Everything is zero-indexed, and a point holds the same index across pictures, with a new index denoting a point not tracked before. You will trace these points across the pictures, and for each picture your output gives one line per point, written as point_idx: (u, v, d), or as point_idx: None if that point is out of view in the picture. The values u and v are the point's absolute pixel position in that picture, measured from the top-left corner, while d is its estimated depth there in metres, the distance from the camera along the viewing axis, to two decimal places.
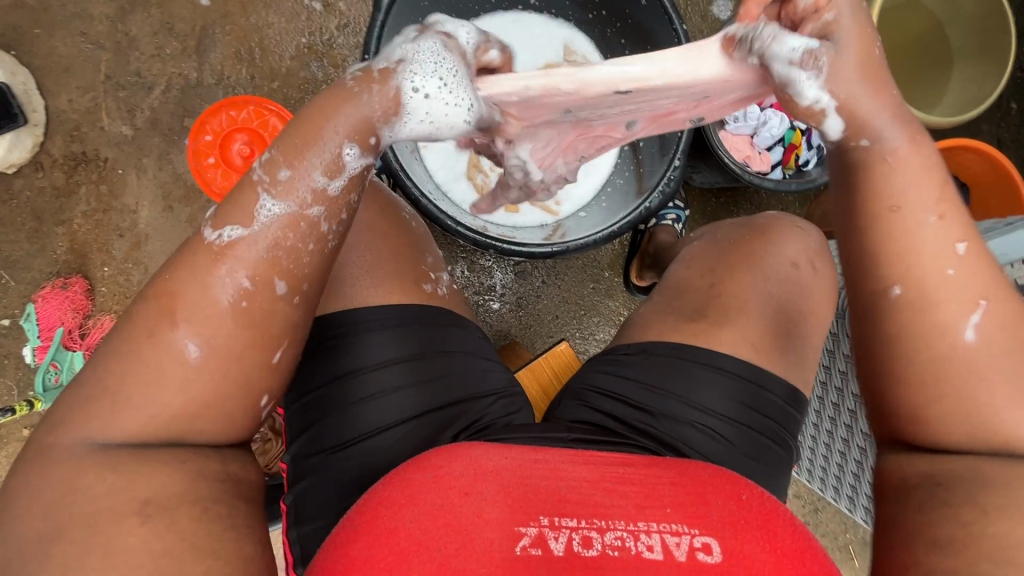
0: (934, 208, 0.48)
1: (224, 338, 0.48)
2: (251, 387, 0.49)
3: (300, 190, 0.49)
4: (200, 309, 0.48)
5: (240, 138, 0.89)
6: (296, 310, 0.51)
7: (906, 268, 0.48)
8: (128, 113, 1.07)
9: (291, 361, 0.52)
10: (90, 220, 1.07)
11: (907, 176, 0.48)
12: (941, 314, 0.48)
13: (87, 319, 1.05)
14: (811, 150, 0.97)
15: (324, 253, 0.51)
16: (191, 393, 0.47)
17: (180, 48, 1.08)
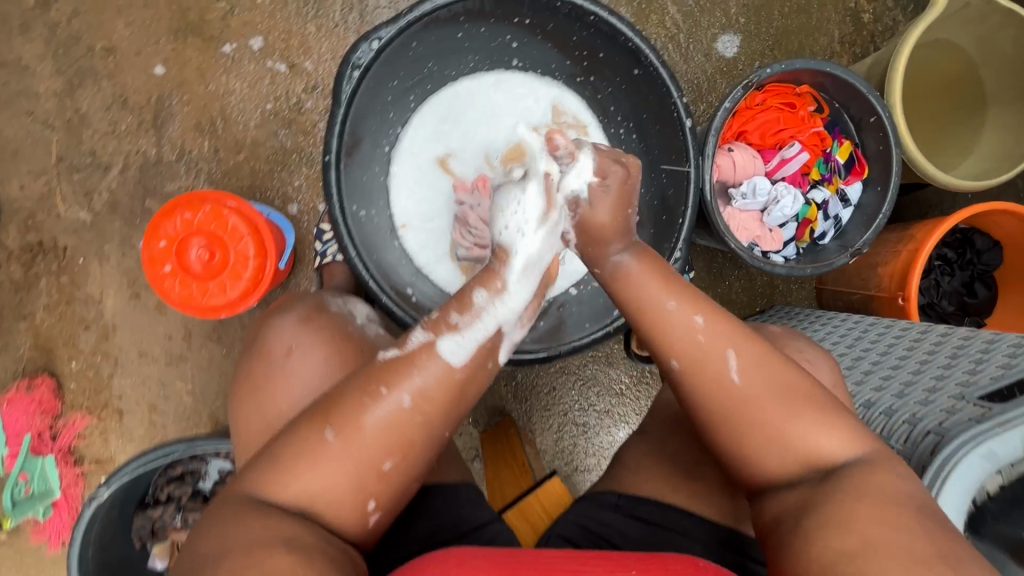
0: (690, 307, 0.60)
1: (363, 442, 0.54)
2: (361, 491, 0.54)
3: (442, 329, 0.58)
4: (350, 416, 0.54)
5: (197, 243, 0.81)
6: (418, 427, 0.55)
7: (676, 346, 0.60)
8: (85, 197, 0.99)
9: (399, 471, 0.55)
10: (53, 313, 1.00)
11: (650, 285, 0.63)
12: (709, 370, 0.58)
13: (58, 418, 1.01)
14: (827, 221, 0.89)
15: (454, 383, 0.57)
16: (328, 474, 0.53)
17: (136, 122, 0.99)
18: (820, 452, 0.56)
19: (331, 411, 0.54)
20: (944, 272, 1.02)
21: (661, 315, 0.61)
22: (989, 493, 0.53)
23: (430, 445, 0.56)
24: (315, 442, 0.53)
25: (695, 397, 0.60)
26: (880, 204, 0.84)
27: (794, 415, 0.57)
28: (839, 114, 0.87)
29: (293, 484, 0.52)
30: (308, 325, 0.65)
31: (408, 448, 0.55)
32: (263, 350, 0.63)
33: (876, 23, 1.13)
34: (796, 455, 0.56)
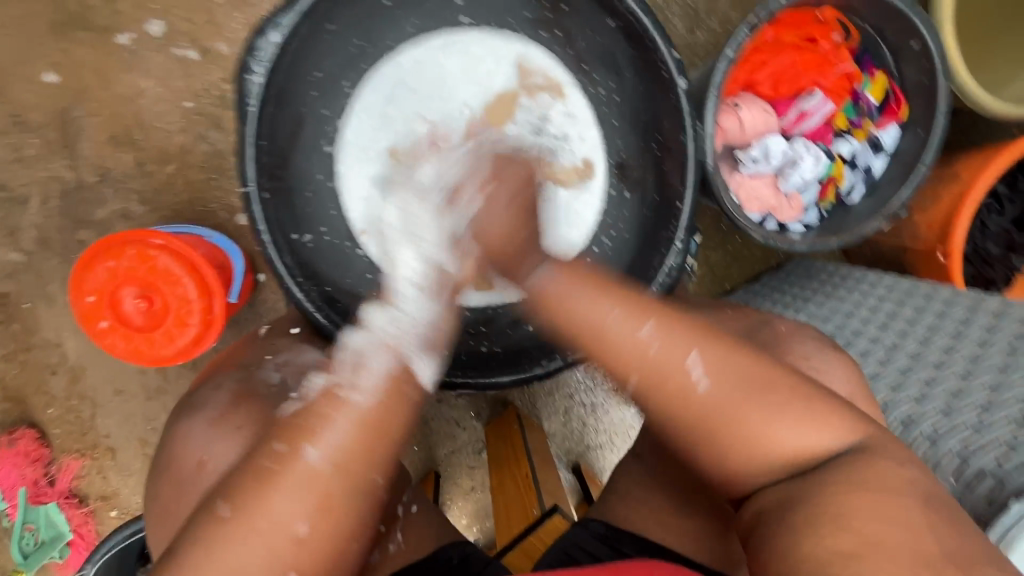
0: (641, 320, 0.55)
1: (266, 515, 0.46)
2: (279, 562, 0.46)
3: (334, 364, 0.56)
4: (249, 496, 0.47)
5: (130, 292, 0.72)
6: (336, 483, 0.49)
7: (621, 348, 0.55)
8: (11, 237, 0.89)
9: (321, 529, 0.47)
10: (15, 362, 0.95)
11: (582, 307, 0.58)
12: (673, 385, 0.51)
13: (50, 466, 0.99)
14: (856, 174, 0.74)
15: (370, 429, 0.52)
16: (230, 559, 0.45)
17: (43, 144, 0.86)
18: (800, 451, 0.47)
19: (231, 489, 0.48)
20: (992, 210, 0.88)
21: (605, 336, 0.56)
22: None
23: (358, 496, 0.50)
24: (212, 526, 0.47)
25: (663, 414, 0.52)
26: (921, 151, 0.69)
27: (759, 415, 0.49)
28: (871, 38, 0.70)
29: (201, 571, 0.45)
30: (219, 426, 0.57)
31: (326, 505, 0.48)
32: (179, 458, 0.57)
33: None
34: (791, 449, 0.48)
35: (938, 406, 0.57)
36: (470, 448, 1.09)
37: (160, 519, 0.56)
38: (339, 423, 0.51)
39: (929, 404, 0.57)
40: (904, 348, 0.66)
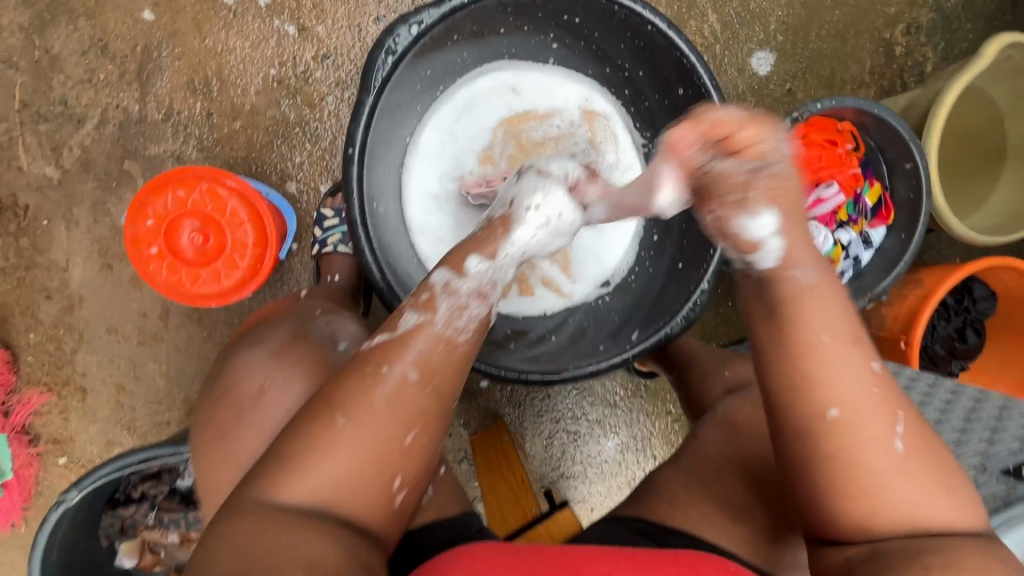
0: (852, 342, 0.48)
1: (376, 421, 0.49)
2: (383, 470, 0.49)
3: (431, 311, 0.55)
4: (355, 395, 0.50)
5: (190, 224, 0.73)
6: (431, 397, 0.52)
7: (836, 391, 0.47)
8: (53, 151, 0.88)
9: (422, 443, 0.51)
10: (11, 278, 0.91)
11: (823, 313, 0.48)
12: (863, 441, 0.46)
13: (11, 394, 0.92)
14: (848, 261, 0.87)
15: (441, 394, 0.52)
16: (348, 458, 0.49)
17: (117, 73, 0.88)
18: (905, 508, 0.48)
19: (335, 397, 0.50)
20: (940, 317, 1.05)
21: (783, 283, 0.50)
22: None
23: (445, 412, 0.53)
24: (324, 430, 0.49)
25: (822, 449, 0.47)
26: (902, 251, 0.85)
27: (882, 397, 0.47)
28: (874, 154, 0.86)
29: (303, 476, 0.47)
30: (281, 359, 0.64)
31: (425, 418, 0.51)
32: (238, 382, 0.63)
33: (906, 57, 1.12)
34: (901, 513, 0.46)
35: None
36: (451, 456, 1.10)
37: (220, 449, 0.61)
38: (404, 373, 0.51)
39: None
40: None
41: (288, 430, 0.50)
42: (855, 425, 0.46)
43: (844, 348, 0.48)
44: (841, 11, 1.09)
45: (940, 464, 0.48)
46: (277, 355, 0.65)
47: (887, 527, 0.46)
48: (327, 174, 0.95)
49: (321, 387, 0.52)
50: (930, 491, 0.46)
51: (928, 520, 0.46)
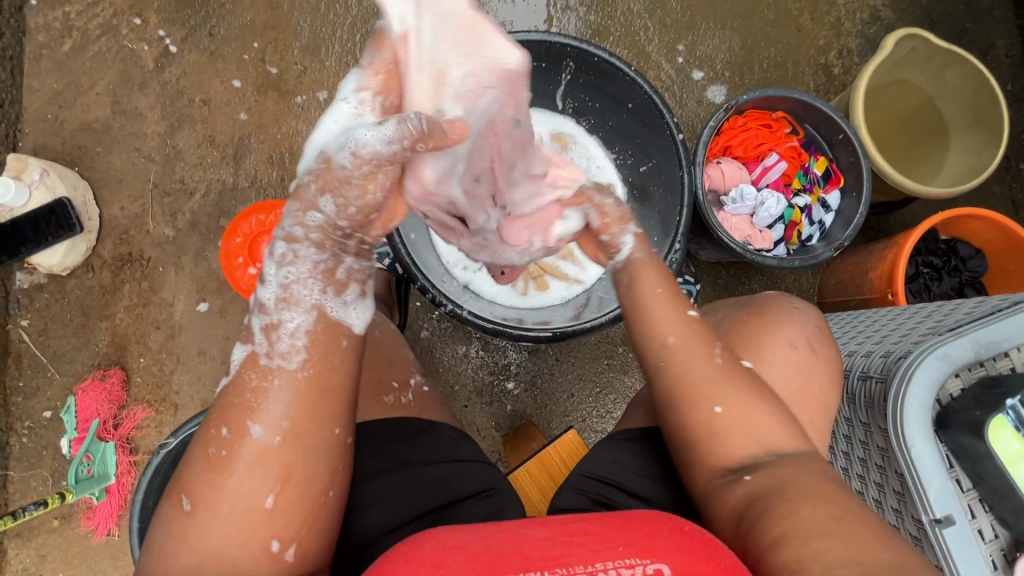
0: (675, 291, 0.63)
1: (228, 497, 0.51)
2: (255, 536, 0.52)
3: (274, 335, 0.54)
4: (202, 481, 0.52)
5: (267, 240, 0.97)
6: (289, 450, 0.53)
7: (669, 327, 0.62)
8: (171, 216, 1.18)
9: (287, 498, 0.53)
10: (131, 314, 1.15)
11: (647, 272, 0.64)
12: (698, 360, 0.61)
13: (121, 409, 1.11)
14: (812, 226, 1.00)
15: (301, 385, 0.54)
16: (232, 533, 0.51)
17: (220, 156, 1.20)
18: (766, 440, 0.59)
19: (184, 483, 0.53)
20: (932, 279, 1.08)
21: (631, 265, 0.65)
22: (953, 393, 0.56)
23: (311, 460, 0.53)
24: (180, 518, 0.52)
25: (667, 392, 0.62)
26: (857, 207, 0.96)
27: (702, 329, 0.62)
28: (812, 134, 1.01)
29: (179, 558, 0.51)
30: None
31: (287, 477, 0.53)
32: None
33: (845, 75, 1.33)
34: (754, 438, 0.59)
35: (879, 353, 0.66)
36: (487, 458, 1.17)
37: None
38: (256, 435, 0.52)
39: (874, 355, 0.66)
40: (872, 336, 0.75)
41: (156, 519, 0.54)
42: (689, 348, 0.61)
43: (669, 295, 0.63)
44: (777, 47, 1.33)
45: (765, 387, 0.61)
46: None
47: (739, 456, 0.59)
48: None
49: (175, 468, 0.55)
50: (764, 406, 0.60)
51: (776, 440, 0.59)
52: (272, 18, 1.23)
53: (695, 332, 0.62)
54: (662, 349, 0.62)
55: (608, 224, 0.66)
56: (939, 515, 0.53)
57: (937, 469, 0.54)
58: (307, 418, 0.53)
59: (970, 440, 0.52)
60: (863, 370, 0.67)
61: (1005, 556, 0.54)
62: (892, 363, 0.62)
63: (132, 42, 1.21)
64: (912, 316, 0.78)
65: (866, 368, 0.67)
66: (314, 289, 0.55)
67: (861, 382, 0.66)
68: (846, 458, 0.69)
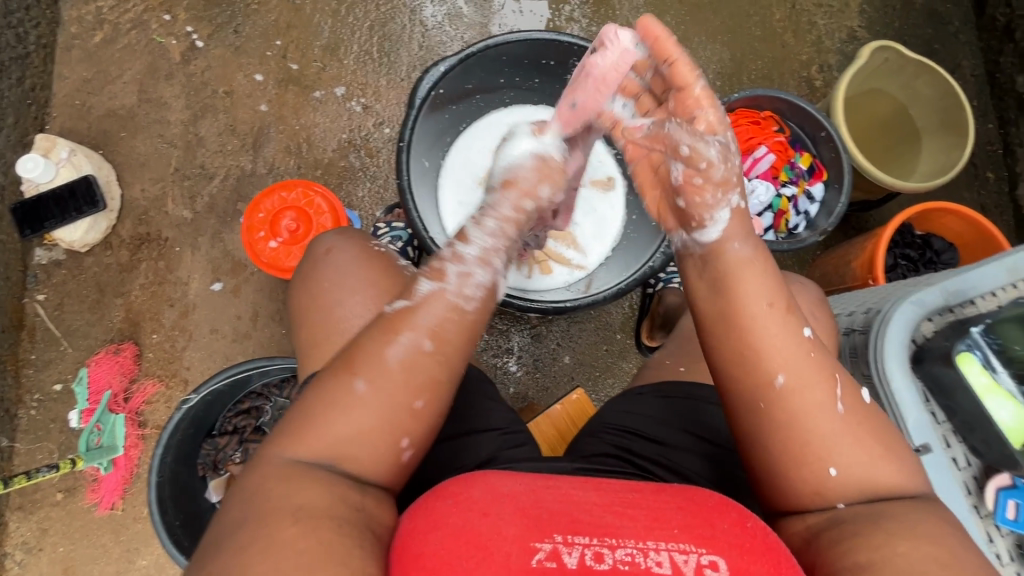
0: (782, 307, 0.59)
1: (387, 382, 0.56)
2: (395, 428, 0.56)
3: (446, 276, 0.60)
4: (373, 357, 0.56)
5: (289, 216, 1.02)
6: (439, 365, 0.57)
7: (776, 352, 0.58)
8: (190, 199, 1.22)
9: (432, 409, 0.57)
10: (147, 291, 1.18)
11: (753, 282, 0.61)
12: (808, 397, 0.56)
13: (132, 383, 1.13)
14: (799, 216, 1.08)
15: (466, 322, 0.59)
16: (366, 418, 0.55)
17: (240, 144, 1.26)
18: (879, 484, 0.54)
19: (357, 361, 0.56)
20: (910, 270, 1.16)
21: (725, 258, 0.63)
22: (927, 335, 0.62)
23: (455, 380, 0.59)
24: (343, 395, 0.55)
25: (769, 428, 0.57)
26: (839, 198, 1.04)
27: (818, 358, 0.58)
28: (797, 133, 1.10)
29: (327, 430, 0.54)
30: (343, 236, 0.71)
31: (433, 389, 0.57)
32: (310, 250, 0.70)
33: (826, 88, 1.44)
34: (862, 481, 0.54)
35: (861, 310, 0.73)
36: None
37: (299, 298, 0.67)
38: (401, 346, 0.56)
39: (857, 312, 0.73)
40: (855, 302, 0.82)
41: (316, 381, 0.57)
42: (799, 378, 0.57)
43: (775, 312, 0.59)
44: (764, 61, 1.43)
45: (873, 426, 0.57)
46: (335, 240, 0.70)
47: (849, 499, 0.54)
48: (381, 204, 1.27)
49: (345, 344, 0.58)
50: (879, 453, 0.55)
51: (888, 484, 0.54)
52: (295, 19, 1.31)
53: (809, 361, 0.57)
54: (771, 384, 0.57)
55: (701, 188, 0.65)
56: (918, 444, 0.59)
57: (915, 401, 0.59)
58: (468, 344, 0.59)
59: (942, 371, 0.59)
60: (848, 328, 0.74)
61: (977, 483, 0.59)
62: (873, 315, 0.68)
63: (161, 36, 1.27)
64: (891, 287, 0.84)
65: (850, 324, 0.73)
66: (498, 252, 0.63)
67: (847, 336, 0.72)
68: None
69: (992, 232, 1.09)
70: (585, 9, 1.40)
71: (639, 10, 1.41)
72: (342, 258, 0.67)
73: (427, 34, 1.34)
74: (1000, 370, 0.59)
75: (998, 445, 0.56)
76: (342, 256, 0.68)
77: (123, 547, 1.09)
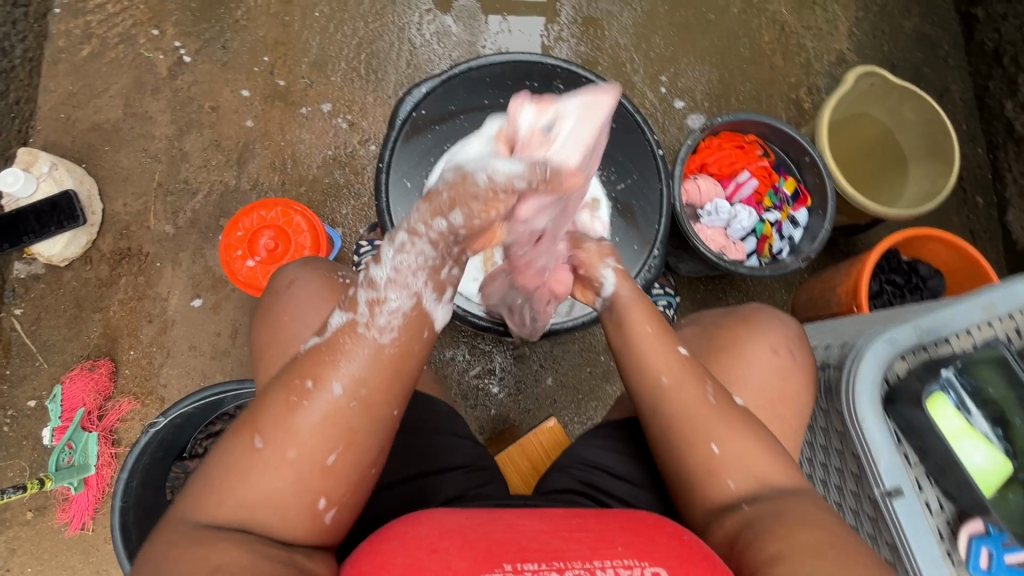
0: (661, 331, 0.67)
1: (296, 444, 0.53)
2: (306, 488, 0.53)
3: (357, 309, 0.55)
4: (273, 419, 0.53)
5: (267, 235, 1.01)
6: (355, 414, 0.54)
7: (657, 368, 0.65)
8: (172, 214, 1.22)
9: (346, 462, 0.54)
10: (125, 307, 1.17)
11: (635, 312, 0.69)
12: (676, 401, 0.63)
13: (107, 401, 1.12)
14: (783, 240, 1.07)
15: (381, 359, 0.55)
16: (279, 478, 0.52)
17: (224, 160, 1.25)
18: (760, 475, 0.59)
19: (259, 421, 0.54)
20: (895, 296, 1.15)
21: (618, 302, 0.70)
22: (899, 374, 0.61)
23: (374, 430, 0.55)
24: (247, 454, 0.53)
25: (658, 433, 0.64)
26: (823, 223, 1.03)
27: (694, 366, 0.65)
28: (781, 157, 1.09)
29: (233, 495, 0.52)
30: (308, 266, 0.73)
31: (350, 440, 0.54)
32: (273, 283, 0.72)
33: (814, 110, 1.43)
34: (748, 473, 0.59)
35: (838, 344, 0.71)
36: None
37: (262, 331, 0.69)
38: (315, 407, 0.53)
39: (834, 346, 0.72)
40: (833, 332, 0.80)
41: (220, 445, 0.55)
42: (676, 384, 0.63)
43: (653, 332, 0.67)
44: (752, 82, 1.43)
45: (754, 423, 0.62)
46: (300, 272, 0.72)
47: (737, 493, 0.59)
48: (365, 221, 1.26)
49: (251, 405, 0.56)
50: (756, 445, 0.61)
51: (769, 474, 0.59)
52: (283, 36, 1.32)
53: (684, 369, 0.64)
54: (655, 388, 0.64)
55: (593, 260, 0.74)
56: (890, 487, 0.57)
57: (887, 442, 0.58)
58: (385, 393, 0.55)
59: (912, 412, 0.58)
60: (825, 361, 0.73)
61: (951, 527, 0.58)
62: (847, 350, 0.67)
63: (148, 51, 1.28)
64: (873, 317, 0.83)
65: (826, 358, 0.72)
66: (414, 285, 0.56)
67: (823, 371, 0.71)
68: (825, 453, 0.71)
69: (978, 259, 1.08)
70: (574, 29, 1.40)
71: (627, 30, 1.41)
72: (304, 291, 0.70)
73: (415, 52, 1.34)
74: (973, 412, 0.59)
75: (969, 490, 0.55)
76: (304, 289, 0.70)
77: (92, 569, 1.07)
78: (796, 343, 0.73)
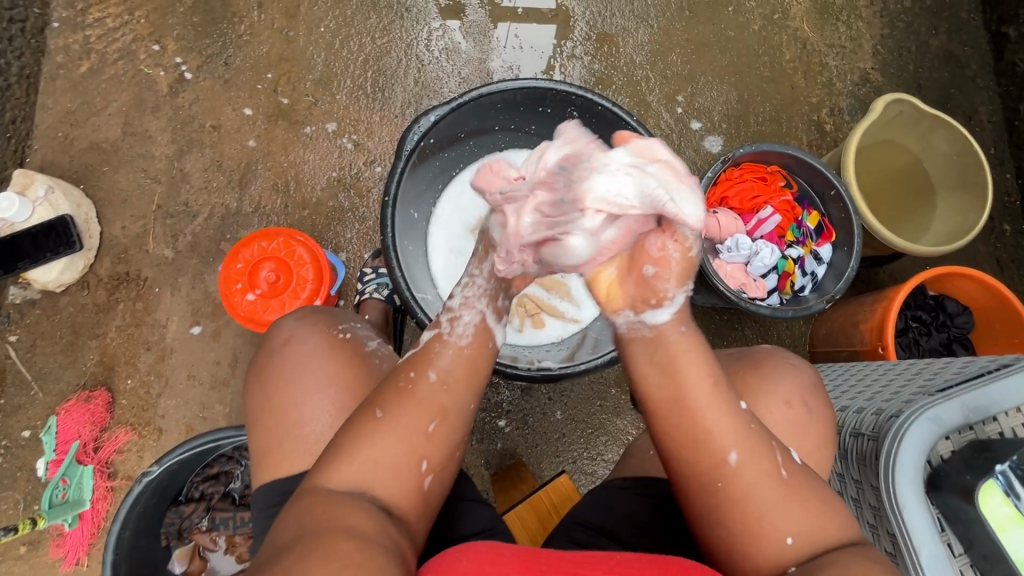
0: (723, 392, 0.61)
1: (408, 412, 0.59)
2: (413, 453, 0.58)
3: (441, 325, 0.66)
4: (393, 393, 0.60)
5: (268, 266, 0.97)
6: (450, 395, 0.61)
7: (720, 433, 0.59)
8: (172, 237, 1.18)
9: (445, 431, 0.60)
10: (123, 333, 1.13)
11: (693, 368, 0.62)
12: (744, 476, 0.58)
13: (103, 432, 1.09)
14: (805, 276, 1.02)
15: (466, 357, 0.64)
16: (386, 448, 0.57)
17: (225, 181, 1.21)
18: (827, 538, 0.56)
19: (376, 397, 0.60)
20: (921, 333, 1.10)
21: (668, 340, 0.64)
22: (944, 456, 0.57)
23: (463, 412, 0.62)
24: (368, 423, 0.59)
25: (718, 509, 0.58)
26: (849, 260, 0.98)
27: (757, 431, 0.60)
28: (805, 188, 1.05)
29: (347, 465, 0.56)
30: (305, 320, 0.71)
31: (446, 415, 0.60)
32: (268, 338, 0.70)
33: (837, 132, 1.38)
34: (811, 538, 0.56)
35: (871, 410, 0.67)
36: None
37: (258, 391, 0.67)
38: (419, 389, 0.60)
39: (866, 411, 0.67)
40: (864, 392, 0.76)
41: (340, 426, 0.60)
42: (745, 452, 0.59)
43: (714, 393, 0.61)
44: (773, 103, 1.38)
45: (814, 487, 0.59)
46: (295, 327, 0.70)
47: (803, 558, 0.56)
48: (370, 245, 1.22)
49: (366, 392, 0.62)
50: (820, 504, 0.58)
51: (834, 534, 0.57)
52: (287, 51, 1.27)
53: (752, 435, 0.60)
54: (721, 460, 0.59)
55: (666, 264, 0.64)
56: None
57: (927, 529, 0.54)
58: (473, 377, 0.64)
59: (960, 504, 0.53)
60: (854, 427, 0.68)
61: None
62: (883, 421, 0.62)
63: (149, 67, 1.24)
64: (901, 374, 0.79)
65: (858, 425, 0.68)
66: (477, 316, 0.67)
67: (854, 439, 0.67)
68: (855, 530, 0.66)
69: (1010, 299, 1.03)
70: (588, 46, 1.35)
71: (644, 48, 1.36)
72: (301, 351, 0.67)
73: (423, 69, 1.30)
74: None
75: None
76: (301, 348, 0.68)
77: None
78: (817, 397, 0.68)
